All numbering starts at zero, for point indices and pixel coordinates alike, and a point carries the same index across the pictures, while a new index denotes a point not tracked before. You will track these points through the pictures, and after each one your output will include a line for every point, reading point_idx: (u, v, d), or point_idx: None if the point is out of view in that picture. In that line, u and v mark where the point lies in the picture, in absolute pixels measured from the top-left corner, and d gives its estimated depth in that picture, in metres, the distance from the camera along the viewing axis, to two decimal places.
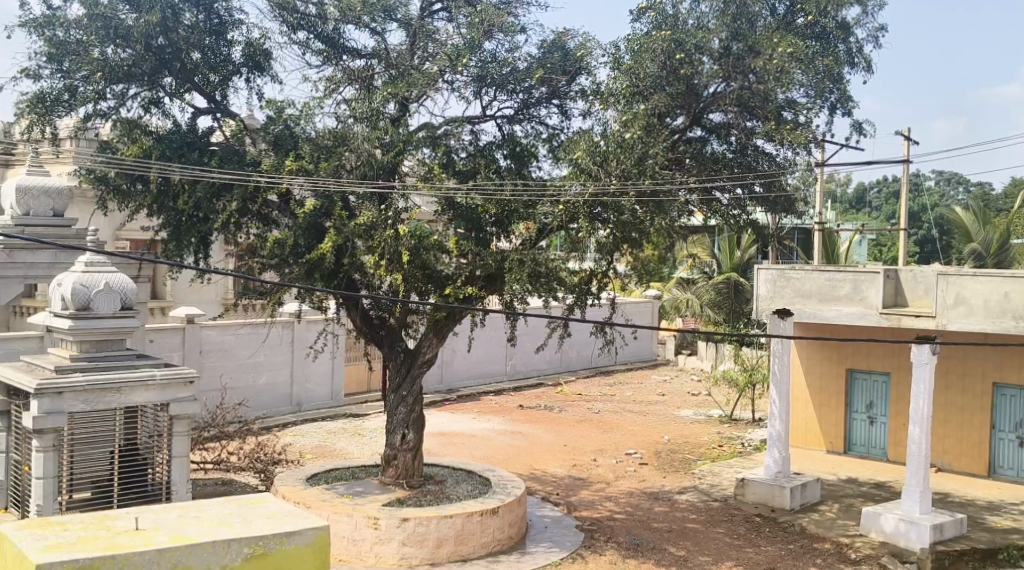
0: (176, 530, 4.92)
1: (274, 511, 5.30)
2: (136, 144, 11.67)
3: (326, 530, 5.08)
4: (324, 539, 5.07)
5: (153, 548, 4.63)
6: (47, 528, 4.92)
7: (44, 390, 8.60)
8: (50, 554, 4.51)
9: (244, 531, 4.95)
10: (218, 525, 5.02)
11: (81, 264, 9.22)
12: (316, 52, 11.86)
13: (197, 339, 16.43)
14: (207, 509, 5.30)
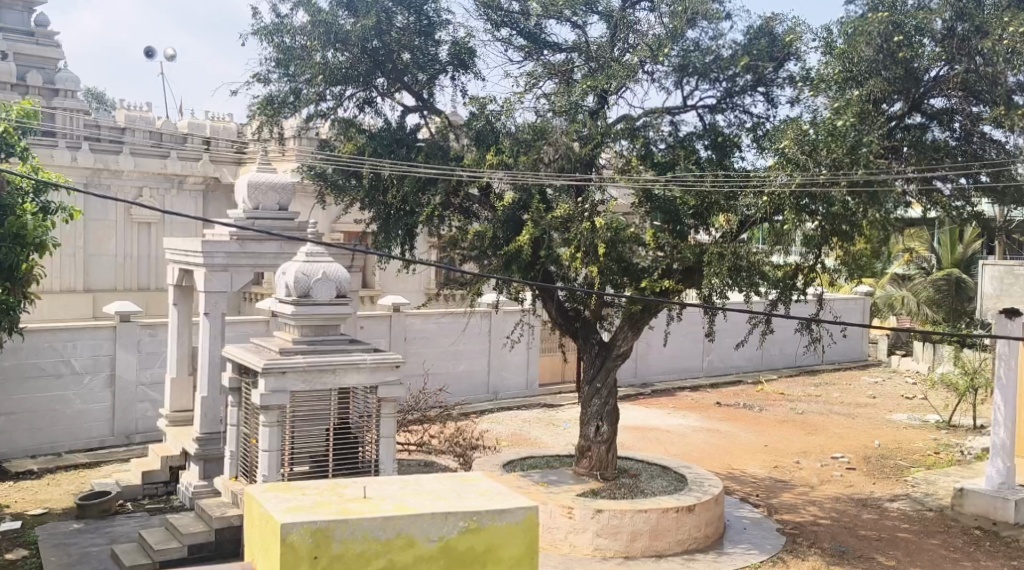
0: (397, 500, 5.15)
1: (486, 487, 5.43)
2: (351, 141, 12.48)
3: (535, 509, 5.17)
4: (533, 518, 5.17)
5: (380, 515, 4.88)
6: (288, 492, 5.28)
7: (269, 369, 9.25)
8: (293, 515, 4.84)
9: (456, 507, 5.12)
10: (436, 499, 5.22)
11: (303, 254, 9.90)
12: (518, 48, 12.07)
13: (403, 326, 17.17)
14: (425, 483, 5.52)
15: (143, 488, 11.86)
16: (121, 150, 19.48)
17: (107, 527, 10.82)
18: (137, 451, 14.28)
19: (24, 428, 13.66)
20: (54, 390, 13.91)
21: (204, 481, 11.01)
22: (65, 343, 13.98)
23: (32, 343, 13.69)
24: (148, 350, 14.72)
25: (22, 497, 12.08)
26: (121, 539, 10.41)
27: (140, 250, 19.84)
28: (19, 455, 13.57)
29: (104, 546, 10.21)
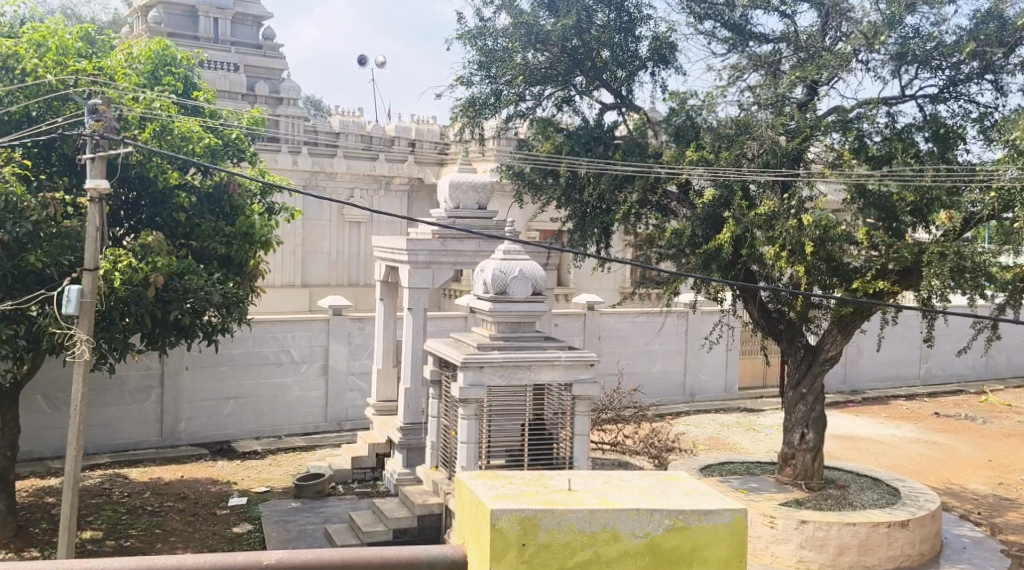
0: (570, 476, 3.07)
1: (689, 478, 3.20)
2: (549, 140, 12.72)
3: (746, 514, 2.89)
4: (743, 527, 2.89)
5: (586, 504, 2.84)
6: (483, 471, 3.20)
7: (468, 364, 9.49)
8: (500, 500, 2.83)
9: (657, 499, 2.95)
10: (624, 487, 3.05)
11: (500, 252, 10.11)
12: (722, 40, 11.81)
13: (597, 325, 17.18)
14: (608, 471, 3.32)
15: (353, 472, 12.47)
16: (335, 155, 20.56)
17: (321, 507, 11.46)
18: (348, 437, 15.05)
19: (249, 412, 14.66)
20: (276, 377, 14.82)
21: (407, 470, 11.45)
22: (285, 333, 14.85)
23: (257, 334, 14.63)
24: (358, 342, 15.46)
25: (247, 476, 12.99)
26: (333, 519, 10.99)
27: (351, 248, 20.87)
28: (245, 436, 14.61)
29: (318, 525, 10.81)
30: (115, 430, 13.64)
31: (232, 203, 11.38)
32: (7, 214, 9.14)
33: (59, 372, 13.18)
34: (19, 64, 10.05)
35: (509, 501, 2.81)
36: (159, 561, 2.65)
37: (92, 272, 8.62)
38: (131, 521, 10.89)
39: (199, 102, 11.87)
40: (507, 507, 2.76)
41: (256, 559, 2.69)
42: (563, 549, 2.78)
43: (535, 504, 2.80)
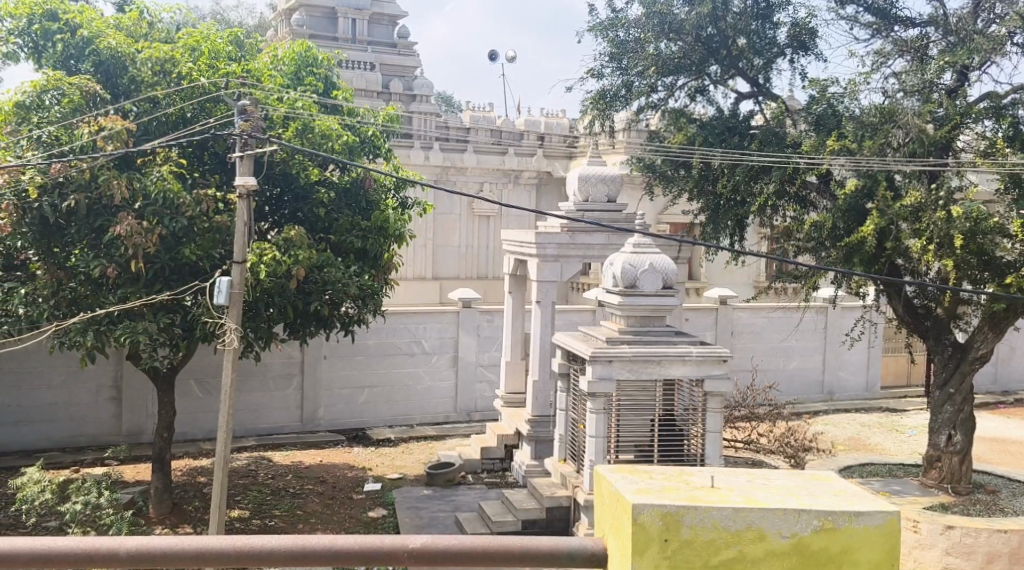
0: (711, 474, 2.97)
1: (839, 480, 3.06)
2: (681, 132, 12.72)
3: (899, 516, 2.71)
4: (895, 530, 2.72)
5: (731, 502, 2.70)
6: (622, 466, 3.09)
7: (597, 357, 9.44)
8: (642, 496, 2.72)
9: (806, 499, 2.81)
10: (770, 485, 2.91)
11: (630, 246, 10.04)
12: (865, 25, 11.41)
13: (730, 320, 16.87)
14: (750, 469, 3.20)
15: (482, 463, 12.65)
16: (466, 149, 20.77)
17: (452, 496, 11.69)
18: (477, 428, 15.25)
19: (383, 401, 15.08)
20: (408, 367, 15.18)
21: (536, 461, 11.55)
22: (417, 324, 15.16)
23: (391, 325, 15.02)
24: (486, 334, 15.58)
25: (382, 462, 13.36)
26: (464, 508, 11.18)
27: (480, 242, 21.11)
28: (379, 424, 15.05)
29: (450, 513, 11.02)
30: (260, 414, 14.28)
31: (367, 197, 11.71)
32: (165, 210, 9.73)
33: (210, 358, 13.85)
34: (175, 68, 10.68)
35: (650, 497, 2.70)
36: (310, 540, 2.50)
37: (241, 264, 9.03)
38: (275, 502, 11.37)
39: (338, 100, 12.29)
40: (649, 502, 2.65)
41: (402, 543, 2.51)
42: (707, 547, 2.65)
43: (678, 501, 2.68)
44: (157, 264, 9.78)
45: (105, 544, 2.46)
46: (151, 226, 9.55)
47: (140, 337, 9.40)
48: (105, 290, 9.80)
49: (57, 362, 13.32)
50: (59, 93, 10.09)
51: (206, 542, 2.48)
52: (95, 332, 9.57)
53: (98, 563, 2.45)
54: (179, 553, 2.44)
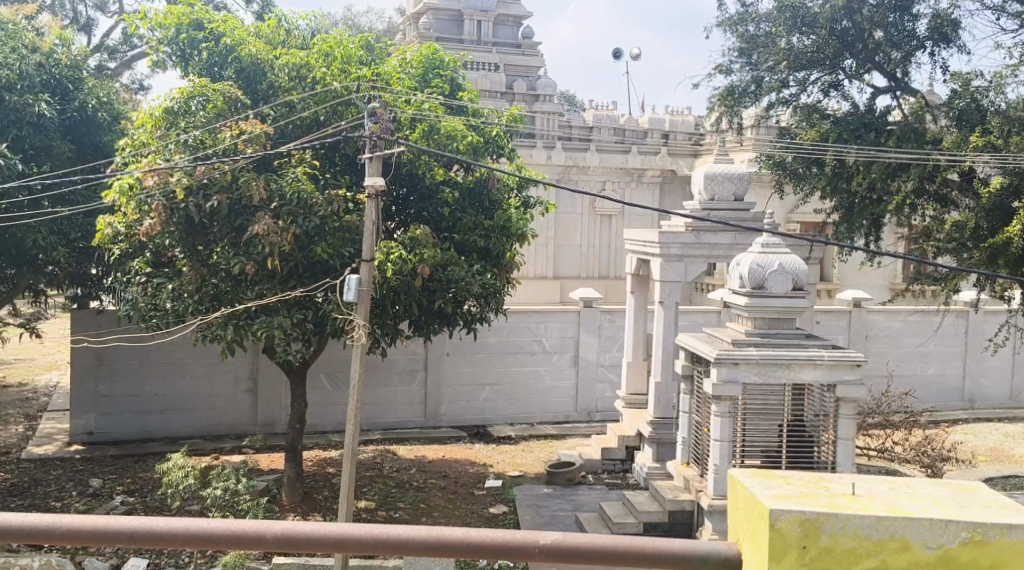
0: (852, 480, 2.88)
1: (988, 490, 2.91)
2: (814, 128, 12.31)
3: None
4: None
5: (873, 510, 2.61)
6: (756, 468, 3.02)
7: (722, 360, 9.26)
8: (779, 500, 2.65)
9: (952, 509, 2.69)
10: (914, 495, 2.79)
11: (758, 246, 9.81)
12: (1012, 15, 10.84)
13: (863, 323, 16.32)
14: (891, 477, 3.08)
15: (603, 463, 12.60)
16: (589, 148, 20.71)
17: (572, 495, 11.69)
18: (598, 428, 15.18)
19: (504, 399, 15.22)
20: (529, 366, 15.25)
21: (658, 463, 11.44)
22: (538, 323, 15.18)
23: (512, 323, 15.10)
24: (608, 334, 15.43)
25: (503, 459, 13.47)
26: (584, 507, 11.17)
27: (602, 241, 21.03)
28: (501, 421, 15.19)
29: (570, 512, 11.03)
30: (386, 408, 14.65)
31: (491, 196, 11.89)
32: (298, 210, 10.04)
33: (339, 353, 14.23)
34: (311, 73, 11.08)
35: (788, 502, 2.64)
36: (442, 532, 2.50)
37: (369, 262, 9.25)
38: (399, 494, 11.61)
39: (464, 102, 12.47)
40: (787, 508, 2.58)
41: (533, 538, 2.49)
42: (848, 556, 2.58)
43: (818, 507, 2.61)
44: (291, 262, 10.14)
45: (253, 526, 2.47)
46: (285, 225, 9.87)
47: (275, 331, 9.78)
48: (243, 286, 10.28)
49: (200, 354, 13.95)
50: (205, 100, 10.61)
51: (346, 529, 2.49)
52: (235, 326, 10.01)
53: (245, 544, 2.46)
54: (324, 537, 2.46)
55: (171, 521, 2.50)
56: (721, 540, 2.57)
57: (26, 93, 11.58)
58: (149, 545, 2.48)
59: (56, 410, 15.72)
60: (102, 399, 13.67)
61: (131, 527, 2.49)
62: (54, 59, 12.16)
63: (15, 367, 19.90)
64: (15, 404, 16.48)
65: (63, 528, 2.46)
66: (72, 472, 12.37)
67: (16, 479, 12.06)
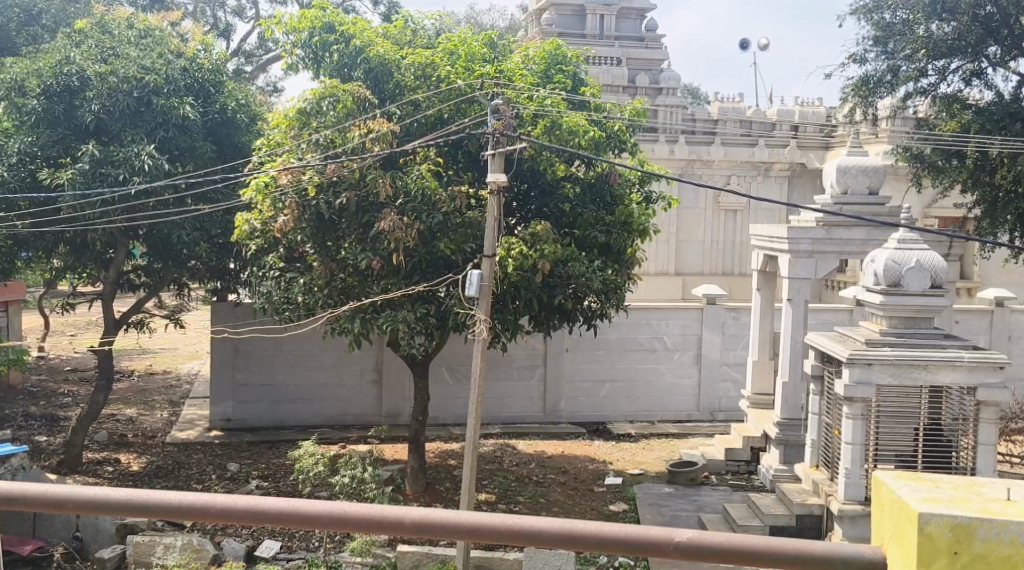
0: (1005, 485, 2.73)
1: None
2: (954, 119, 11.76)
3: None
4: None
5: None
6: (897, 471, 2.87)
7: (855, 360, 8.97)
8: (927, 503, 2.52)
9: None
10: None
11: (894, 242, 9.45)
12: None
13: (1006, 322, 15.54)
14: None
15: (726, 464, 12.41)
16: (713, 142, 20.34)
17: (695, 495, 11.51)
18: (722, 428, 14.89)
19: (624, 396, 15.12)
20: (650, 363, 15.09)
21: (784, 466, 11.17)
22: (660, 320, 15.00)
23: (634, 320, 14.99)
24: (732, 333, 15.08)
25: (623, 457, 13.38)
26: (707, 508, 11.00)
27: (727, 237, 20.63)
28: (620, 419, 15.10)
29: (692, 512, 10.89)
30: (506, 403, 14.81)
31: (611, 192, 11.77)
32: (422, 206, 10.18)
33: (461, 348, 14.42)
34: (436, 72, 11.31)
35: (938, 505, 2.51)
36: (577, 525, 2.47)
37: (490, 257, 9.33)
38: (520, 488, 11.69)
39: (586, 97, 12.37)
40: (938, 512, 2.46)
41: (668, 534, 2.42)
42: (1004, 563, 2.45)
43: (970, 511, 2.48)
44: (415, 257, 10.31)
45: (392, 511, 2.48)
46: (410, 221, 10.07)
47: (399, 324, 10.00)
48: (370, 281, 10.44)
49: (328, 346, 14.36)
50: (335, 100, 10.82)
51: (479, 517, 2.48)
52: (362, 320, 10.27)
53: (385, 529, 2.47)
54: (460, 527, 2.45)
55: (316, 502, 2.52)
56: (865, 543, 2.45)
57: (172, 96, 12.16)
58: (294, 525, 2.50)
59: (196, 397, 16.49)
60: (239, 388, 14.29)
61: (278, 507, 2.52)
62: (197, 64, 12.72)
63: (159, 356, 20.97)
64: (159, 391, 17.36)
65: (217, 507, 2.50)
66: (211, 456, 12.95)
67: (160, 461, 12.70)
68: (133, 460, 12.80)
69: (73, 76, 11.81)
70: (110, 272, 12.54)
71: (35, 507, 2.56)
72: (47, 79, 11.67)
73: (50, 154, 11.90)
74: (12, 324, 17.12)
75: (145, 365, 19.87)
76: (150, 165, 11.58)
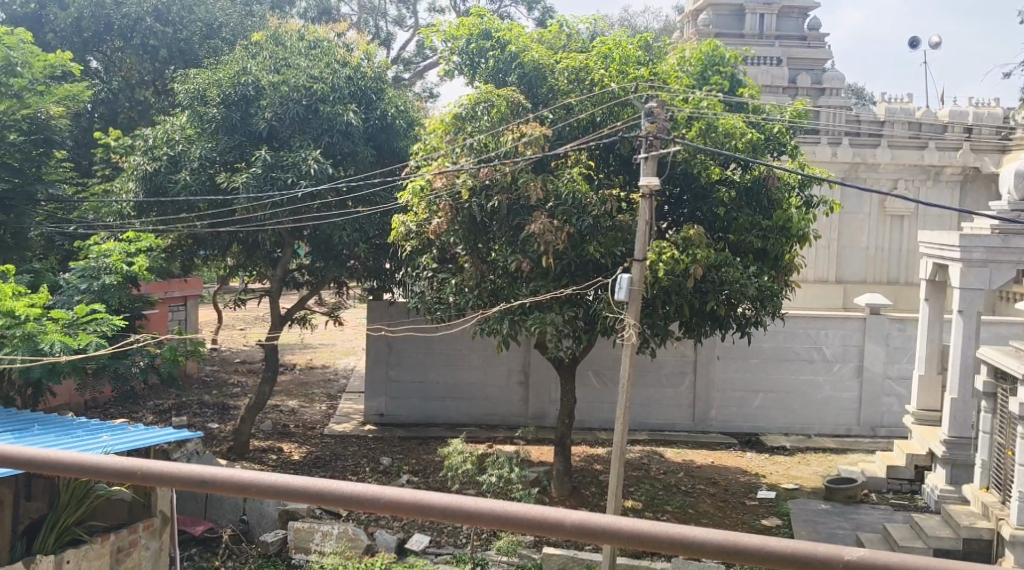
0: None
1: None
2: None
3: None
4: None
5: None
6: None
7: None
8: None
9: None
10: None
11: None
12: None
13: None
14: None
15: (888, 482, 11.89)
16: (879, 144, 19.48)
17: (853, 513, 11.08)
18: (883, 444, 14.26)
19: (779, 407, 14.69)
20: (808, 374, 14.60)
21: (951, 487, 10.62)
22: (818, 330, 14.52)
23: (790, 329, 14.56)
24: (897, 345, 14.43)
25: (777, 470, 13.01)
26: (866, 528, 10.57)
27: (892, 244, 19.74)
28: (774, 431, 14.68)
29: (850, 531, 10.49)
30: (654, 409, 14.71)
31: (770, 195, 11.38)
32: (573, 209, 10.20)
33: (609, 352, 14.41)
34: (589, 76, 11.27)
35: None
36: (740, 536, 2.61)
37: (641, 261, 9.26)
38: (668, 497, 11.57)
39: (744, 98, 12.09)
40: None
41: (838, 552, 2.55)
42: None
43: None
44: (565, 260, 10.35)
45: (553, 514, 2.63)
46: (560, 224, 10.14)
47: (547, 326, 10.07)
48: (520, 282, 10.55)
49: (477, 346, 14.62)
50: (490, 105, 11.01)
51: (644, 525, 2.62)
52: (511, 321, 10.41)
53: (545, 530, 2.63)
54: (622, 533, 2.60)
55: (478, 499, 2.68)
56: None
57: (337, 104, 12.70)
58: (459, 522, 2.67)
59: (353, 392, 17.11)
60: (391, 383, 14.74)
61: (443, 504, 2.69)
62: (361, 72, 13.18)
63: (320, 351, 21.89)
64: (320, 384, 18.11)
65: (385, 498, 2.70)
66: (366, 449, 13.41)
67: (319, 452, 13.26)
68: (294, 449, 13.41)
69: (249, 86, 12.51)
70: (277, 271, 13.24)
71: (222, 488, 2.83)
72: (226, 88, 12.47)
73: (228, 159, 12.54)
74: (190, 317, 18.25)
75: (306, 359, 20.78)
76: (316, 169, 12.13)
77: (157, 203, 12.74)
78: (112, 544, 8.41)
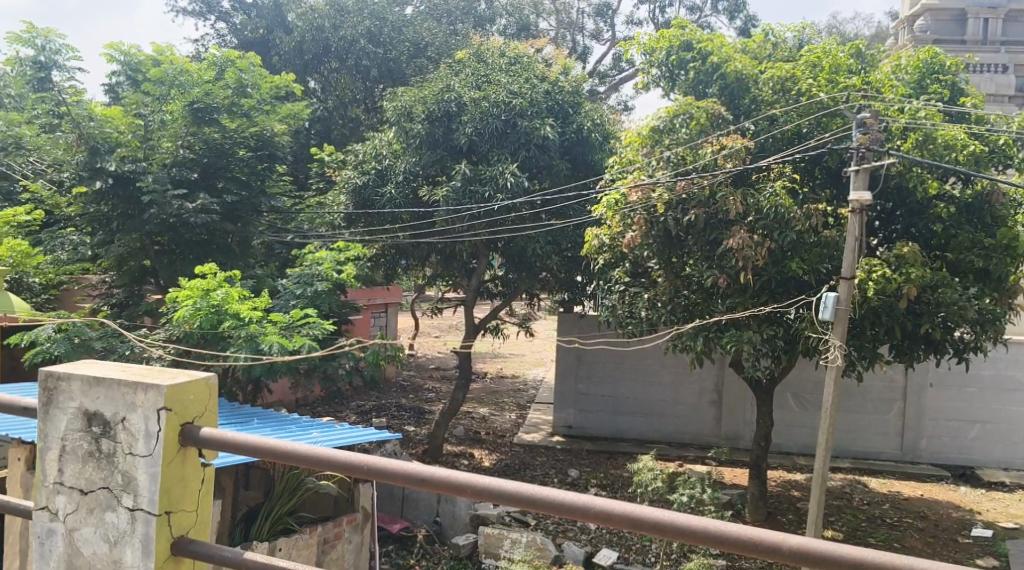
0: None
1: None
2: None
3: None
4: None
5: None
6: None
7: None
8: None
9: None
10: None
11: None
12: None
13: None
14: None
15: None
16: None
17: None
18: None
19: (998, 440, 13.70)
20: None
21: None
22: None
23: (1013, 355, 13.56)
24: None
25: (995, 508, 12.10)
26: None
27: None
28: (991, 465, 13.70)
29: None
30: (857, 436, 14.03)
31: (992, 212, 10.64)
32: (775, 224, 9.86)
33: (811, 374, 13.91)
34: (795, 86, 10.97)
35: None
36: None
37: (849, 279, 8.89)
38: (871, 530, 11.01)
39: (965, 108, 11.34)
40: None
41: None
42: None
43: None
44: (764, 276, 10.08)
45: (769, 537, 2.89)
46: (760, 239, 9.89)
47: (744, 344, 9.84)
48: (715, 298, 10.45)
49: (668, 362, 14.46)
50: (688, 117, 11.02)
51: (865, 552, 2.85)
52: (705, 338, 10.25)
53: (760, 550, 2.89)
54: (840, 557, 2.84)
55: (692, 517, 2.93)
56: None
57: (534, 118, 12.90)
58: (673, 536, 2.94)
59: (542, 402, 17.33)
60: (581, 396, 14.84)
61: (657, 518, 2.95)
62: (558, 88, 13.43)
63: (510, 360, 22.30)
64: (510, 394, 18.45)
65: (600, 507, 2.96)
66: (555, 460, 13.53)
67: (509, 460, 13.49)
68: (485, 456, 13.71)
69: (452, 102, 12.88)
70: (472, 281, 13.76)
71: (443, 490, 3.10)
72: (431, 105, 12.86)
73: (430, 172, 13.02)
74: (390, 323, 19.06)
75: (497, 368, 21.22)
76: (512, 183, 12.33)
77: (364, 215, 13.57)
78: (320, 535, 8.87)
